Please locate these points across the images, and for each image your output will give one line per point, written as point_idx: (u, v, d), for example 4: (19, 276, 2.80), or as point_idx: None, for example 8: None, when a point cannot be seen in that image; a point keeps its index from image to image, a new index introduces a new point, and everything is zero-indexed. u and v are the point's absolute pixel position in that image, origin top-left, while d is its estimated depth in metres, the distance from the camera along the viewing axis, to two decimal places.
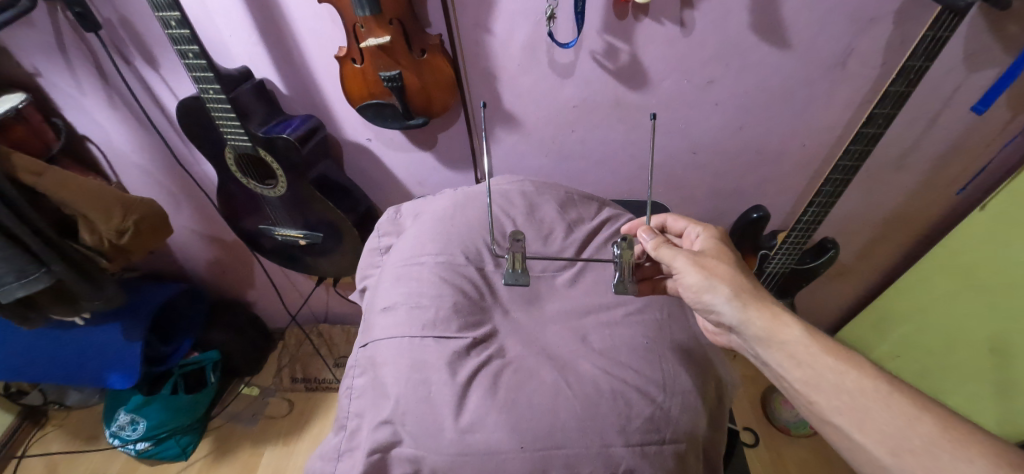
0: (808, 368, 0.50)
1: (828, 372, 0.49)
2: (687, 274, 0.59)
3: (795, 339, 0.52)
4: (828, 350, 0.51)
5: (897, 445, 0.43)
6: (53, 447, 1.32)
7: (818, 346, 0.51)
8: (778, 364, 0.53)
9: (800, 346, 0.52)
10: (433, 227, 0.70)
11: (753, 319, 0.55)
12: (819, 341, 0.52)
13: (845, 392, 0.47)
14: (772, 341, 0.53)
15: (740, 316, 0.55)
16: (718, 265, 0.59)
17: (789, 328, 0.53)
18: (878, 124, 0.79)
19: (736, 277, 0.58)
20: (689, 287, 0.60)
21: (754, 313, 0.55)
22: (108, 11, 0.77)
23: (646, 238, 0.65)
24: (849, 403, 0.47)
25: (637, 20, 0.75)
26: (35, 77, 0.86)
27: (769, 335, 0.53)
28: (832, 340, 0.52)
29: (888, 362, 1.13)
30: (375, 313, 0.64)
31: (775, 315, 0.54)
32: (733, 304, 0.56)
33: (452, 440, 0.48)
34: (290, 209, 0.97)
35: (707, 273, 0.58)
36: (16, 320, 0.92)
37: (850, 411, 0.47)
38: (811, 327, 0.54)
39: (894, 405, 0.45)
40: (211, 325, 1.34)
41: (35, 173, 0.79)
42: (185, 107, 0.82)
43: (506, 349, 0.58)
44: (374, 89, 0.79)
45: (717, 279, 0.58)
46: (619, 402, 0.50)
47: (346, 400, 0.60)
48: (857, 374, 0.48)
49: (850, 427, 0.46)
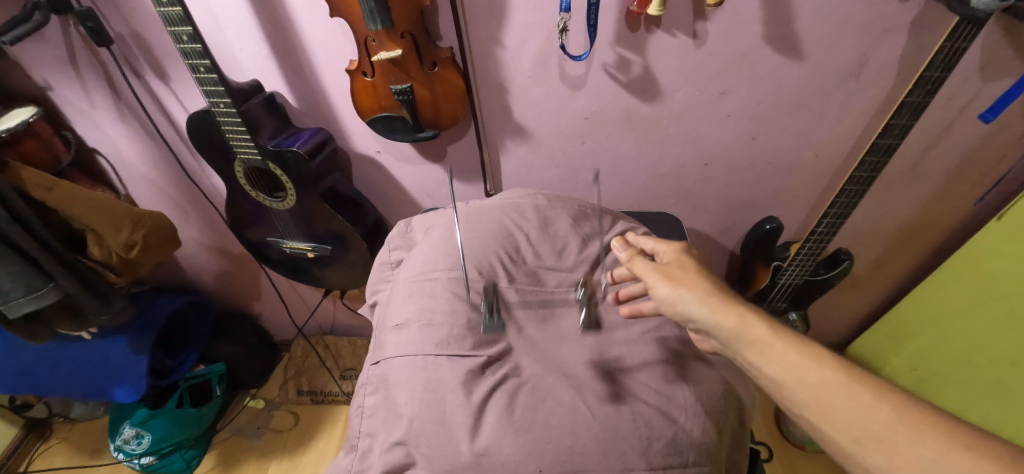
0: (773, 362, 0.47)
1: (790, 365, 0.46)
2: (658, 288, 0.57)
3: (759, 335, 0.49)
4: (790, 343, 0.47)
5: (858, 434, 0.41)
6: (56, 462, 1.30)
7: (780, 340, 0.48)
8: (749, 364, 0.49)
9: (764, 342, 0.48)
10: (444, 242, 0.69)
11: (718, 321, 0.52)
12: (785, 337, 0.48)
13: (808, 385, 0.45)
14: (743, 342, 0.50)
15: (712, 323, 0.52)
16: (688, 276, 0.57)
17: (754, 326, 0.50)
18: (894, 134, 0.78)
19: (704, 282, 0.55)
20: (662, 301, 0.57)
21: (720, 315, 0.52)
22: (120, 26, 0.77)
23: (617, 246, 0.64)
24: (813, 395, 0.44)
25: (649, 32, 0.74)
26: (46, 91, 0.86)
27: (738, 337, 0.50)
28: (795, 332, 0.49)
29: (905, 376, 1.10)
30: (387, 331, 0.62)
31: (743, 316, 0.51)
32: (705, 311, 0.53)
33: (468, 462, 0.47)
34: (297, 221, 0.96)
35: (675, 284, 0.56)
36: (24, 336, 0.90)
37: (815, 404, 0.44)
38: (779, 323, 0.50)
39: (853, 395, 0.42)
40: (218, 337, 1.34)
41: (45, 187, 0.80)
42: (196, 121, 0.82)
43: (529, 364, 0.57)
44: (385, 102, 0.78)
45: (687, 289, 0.55)
46: (640, 424, 0.49)
47: (358, 419, 0.59)
48: (817, 366, 0.45)
49: (816, 420, 0.44)
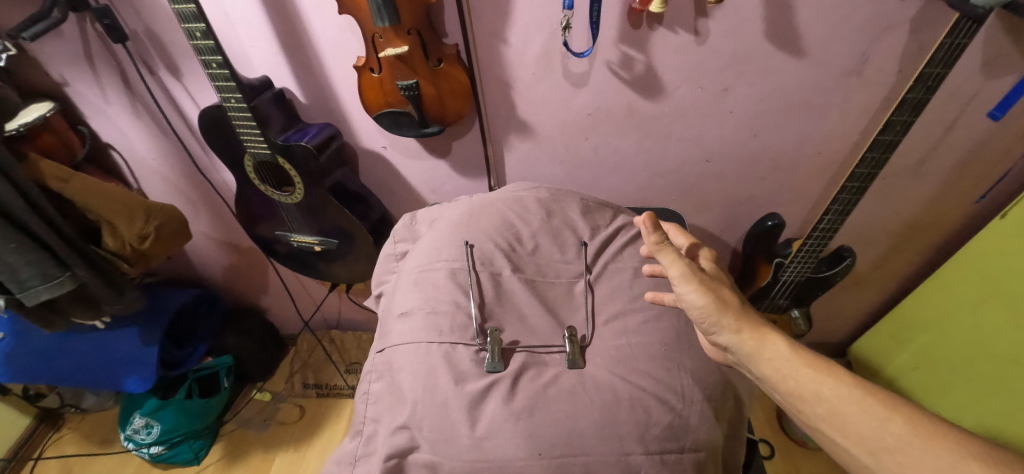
0: (790, 379, 0.49)
1: (808, 382, 0.49)
2: (694, 296, 0.54)
3: (779, 353, 0.51)
4: (808, 362, 0.50)
5: (874, 445, 0.44)
6: (68, 450, 1.33)
7: (800, 360, 0.50)
8: (767, 380, 0.51)
9: (783, 360, 0.50)
10: (449, 234, 0.70)
11: (743, 339, 0.52)
12: (804, 355, 0.50)
13: (825, 400, 0.47)
14: (762, 360, 0.51)
15: (737, 340, 0.53)
16: (723, 291, 0.55)
17: (774, 344, 0.51)
18: (895, 130, 0.78)
19: (733, 298, 0.55)
20: (692, 308, 0.55)
21: (746, 334, 0.52)
22: (136, 24, 0.80)
23: (646, 232, 0.55)
24: (829, 409, 0.47)
25: (652, 29, 0.75)
26: (63, 86, 0.89)
27: (761, 357, 0.51)
28: (812, 351, 0.51)
29: (906, 375, 1.11)
30: (392, 320, 0.64)
31: (765, 336, 0.52)
32: (735, 329, 0.53)
33: (469, 446, 0.49)
34: (305, 216, 0.98)
35: (713, 298, 0.54)
36: (40, 324, 0.93)
37: (831, 418, 0.47)
38: (798, 342, 0.52)
39: (867, 408, 0.45)
40: (226, 330, 1.36)
41: (62, 179, 0.82)
42: (208, 116, 0.84)
43: (531, 350, 0.58)
44: (391, 98, 0.80)
45: (722, 304, 0.54)
46: (638, 410, 0.50)
47: (363, 405, 0.60)
48: (833, 382, 0.48)
49: (831, 431, 0.47)
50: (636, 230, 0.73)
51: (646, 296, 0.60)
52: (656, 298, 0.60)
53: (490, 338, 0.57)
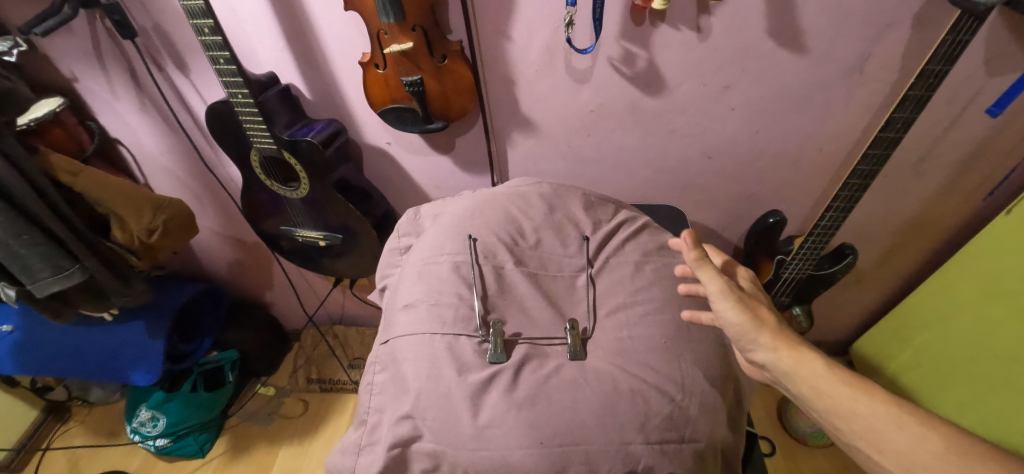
0: (826, 397, 0.49)
1: (844, 399, 0.48)
2: (732, 314, 0.55)
3: (815, 371, 0.50)
4: (844, 379, 0.49)
5: (912, 464, 0.43)
6: (75, 442, 1.35)
7: (836, 377, 0.49)
8: (803, 397, 0.51)
9: (818, 378, 0.50)
10: (452, 227, 0.71)
11: (779, 356, 0.52)
12: (840, 372, 0.50)
13: (861, 417, 0.46)
14: (798, 378, 0.50)
15: (774, 357, 0.52)
16: (761, 309, 0.56)
17: (810, 362, 0.51)
18: (897, 127, 0.79)
19: (770, 316, 0.55)
20: (729, 326, 0.56)
21: (782, 352, 0.52)
22: (144, 20, 0.81)
23: (688, 249, 0.57)
24: (865, 427, 0.46)
25: (654, 26, 0.76)
26: (72, 82, 0.90)
27: (798, 375, 0.50)
28: (850, 369, 0.50)
29: (908, 372, 1.11)
30: (395, 312, 0.65)
31: (802, 353, 0.52)
32: (771, 347, 0.52)
33: (471, 435, 0.49)
34: (310, 211, 0.99)
35: (751, 316, 0.54)
36: (48, 314, 0.94)
37: (867, 435, 0.46)
38: (833, 357, 0.51)
39: (904, 425, 0.44)
40: (230, 325, 1.37)
41: (72, 173, 0.84)
42: (215, 111, 0.85)
43: (533, 342, 0.58)
44: (396, 94, 0.81)
45: (758, 322, 0.54)
46: (639, 400, 0.51)
47: (367, 396, 0.61)
48: (869, 400, 0.47)
49: (867, 449, 0.46)
50: (638, 224, 0.73)
51: (682, 316, 0.60)
52: (695, 317, 0.60)
53: (493, 329, 0.57)
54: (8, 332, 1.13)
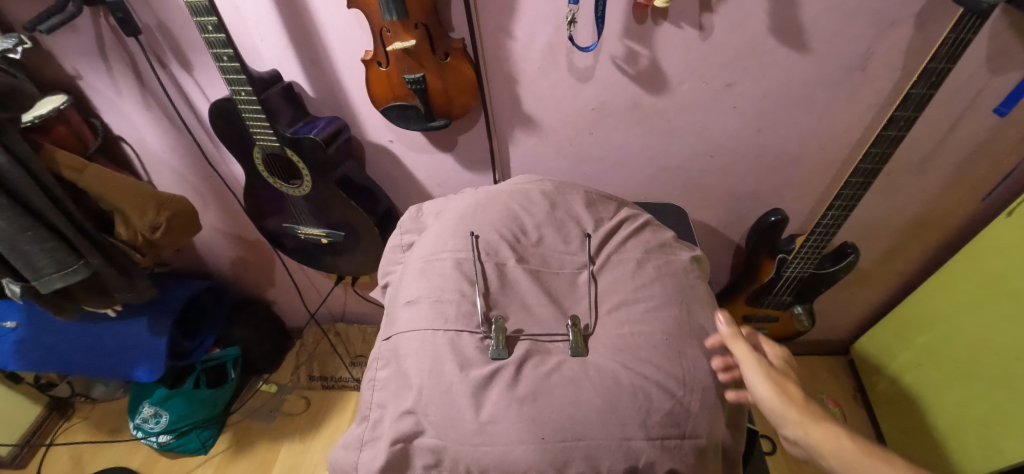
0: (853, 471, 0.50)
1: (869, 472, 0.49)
2: (764, 392, 0.55)
3: (841, 445, 0.52)
4: (867, 451, 0.51)
5: None
6: (79, 438, 1.36)
7: (859, 449, 0.51)
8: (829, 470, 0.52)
9: (844, 451, 0.51)
10: (454, 224, 0.71)
11: (809, 432, 0.53)
12: (863, 444, 0.51)
13: None
14: (827, 453, 0.52)
15: (803, 434, 0.53)
16: (791, 387, 0.56)
17: (836, 437, 0.52)
18: (899, 126, 0.79)
19: (799, 393, 0.56)
20: (760, 402, 0.56)
21: (812, 428, 0.53)
22: (148, 17, 0.81)
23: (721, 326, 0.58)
24: None
25: (657, 24, 0.76)
26: (76, 80, 0.91)
27: (825, 450, 0.52)
28: (874, 443, 0.52)
29: (911, 371, 1.12)
30: (398, 308, 0.65)
31: (829, 429, 0.53)
32: (800, 423, 0.54)
33: (473, 430, 0.50)
34: (312, 208, 1.00)
35: (783, 394, 0.55)
36: (52, 310, 0.94)
37: None
38: (856, 431, 0.53)
39: None
40: (233, 322, 1.38)
41: (76, 170, 0.84)
42: (218, 109, 0.85)
43: (535, 338, 0.59)
44: (399, 92, 0.81)
45: (788, 399, 0.55)
46: (640, 397, 0.51)
47: (369, 391, 0.61)
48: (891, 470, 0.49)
49: None
50: (639, 222, 0.73)
51: (727, 397, 0.57)
52: (737, 398, 0.57)
53: (495, 326, 0.58)
54: (12, 328, 1.14)
